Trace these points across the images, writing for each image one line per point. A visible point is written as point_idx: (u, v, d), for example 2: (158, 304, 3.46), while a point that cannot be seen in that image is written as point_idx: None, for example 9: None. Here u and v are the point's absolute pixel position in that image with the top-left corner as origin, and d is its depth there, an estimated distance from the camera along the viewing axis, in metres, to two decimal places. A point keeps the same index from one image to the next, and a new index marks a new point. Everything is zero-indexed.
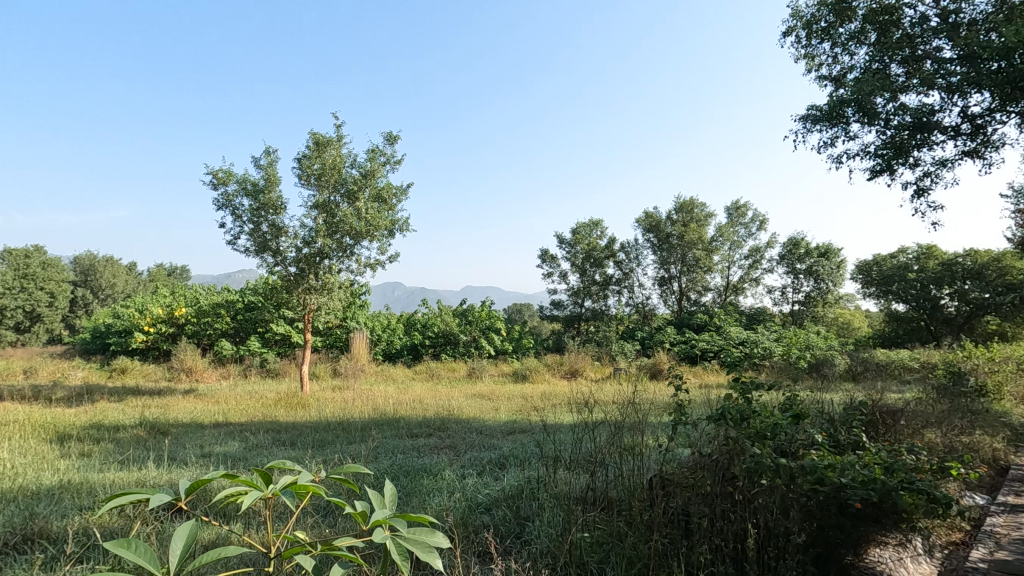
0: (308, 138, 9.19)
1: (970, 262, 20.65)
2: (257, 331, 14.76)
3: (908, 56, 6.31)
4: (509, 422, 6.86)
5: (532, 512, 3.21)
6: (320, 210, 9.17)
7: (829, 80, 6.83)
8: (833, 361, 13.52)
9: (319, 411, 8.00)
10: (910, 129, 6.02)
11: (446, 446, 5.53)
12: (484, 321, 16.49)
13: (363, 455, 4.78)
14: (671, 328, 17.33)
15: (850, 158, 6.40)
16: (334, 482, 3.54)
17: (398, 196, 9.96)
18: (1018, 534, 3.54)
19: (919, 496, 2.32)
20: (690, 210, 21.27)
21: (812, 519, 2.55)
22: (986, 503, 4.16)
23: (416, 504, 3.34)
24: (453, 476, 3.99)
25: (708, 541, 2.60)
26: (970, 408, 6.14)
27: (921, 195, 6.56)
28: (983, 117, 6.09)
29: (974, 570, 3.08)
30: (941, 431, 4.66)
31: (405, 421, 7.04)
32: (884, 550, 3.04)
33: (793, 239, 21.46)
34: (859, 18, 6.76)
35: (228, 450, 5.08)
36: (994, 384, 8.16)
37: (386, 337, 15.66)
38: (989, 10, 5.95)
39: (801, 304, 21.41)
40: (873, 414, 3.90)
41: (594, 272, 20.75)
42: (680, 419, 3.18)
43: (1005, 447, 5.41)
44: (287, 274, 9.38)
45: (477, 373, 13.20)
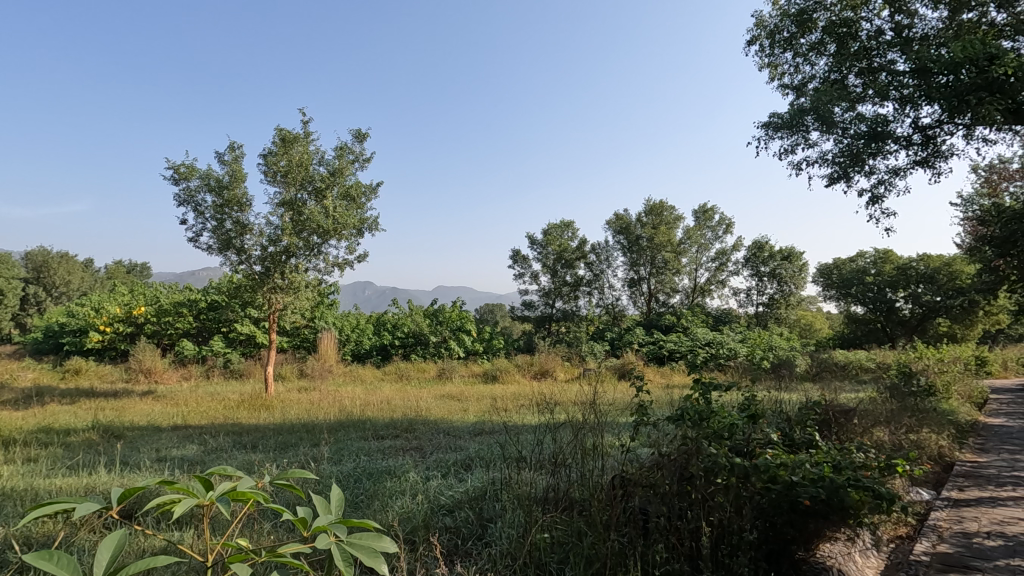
0: (275, 134, 9.00)
1: (922, 266, 21.57)
2: (221, 331, 14.37)
3: (864, 68, 6.55)
4: (477, 422, 6.86)
5: (494, 512, 3.21)
6: (286, 208, 8.99)
7: (790, 88, 7.02)
8: (793, 363, 13.97)
9: (283, 412, 7.84)
10: (865, 138, 6.25)
11: (413, 447, 5.51)
12: (455, 322, 16.49)
13: (326, 458, 4.71)
14: (640, 329, 17.61)
15: (810, 165, 6.58)
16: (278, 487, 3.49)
17: (367, 194, 9.87)
18: (959, 528, 3.72)
19: (866, 493, 2.41)
20: (660, 212, 21.64)
21: (764, 516, 2.63)
22: (931, 498, 4.36)
23: (377, 507, 3.31)
24: (417, 478, 3.97)
25: (663, 539, 2.64)
26: (918, 406, 6.41)
27: (876, 202, 6.80)
28: (933, 128, 6.36)
29: (916, 562, 3.22)
30: (890, 429, 4.85)
31: (372, 422, 6.99)
32: (834, 545, 3.15)
33: (758, 242, 22.04)
34: (820, 30, 6.98)
35: (185, 454, 4.94)
36: (942, 384, 8.55)
37: (355, 337, 15.44)
38: (940, 26, 6.23)
39: (765, 306, 22.00)
40: (826, 414, 4.03)
41: (565, 272, 20.92)
42: (641, 419, 3.23)
43: (950, 444, 5.67)
44: (252, 273, 9.17)
45: (447, 373, 13.14)
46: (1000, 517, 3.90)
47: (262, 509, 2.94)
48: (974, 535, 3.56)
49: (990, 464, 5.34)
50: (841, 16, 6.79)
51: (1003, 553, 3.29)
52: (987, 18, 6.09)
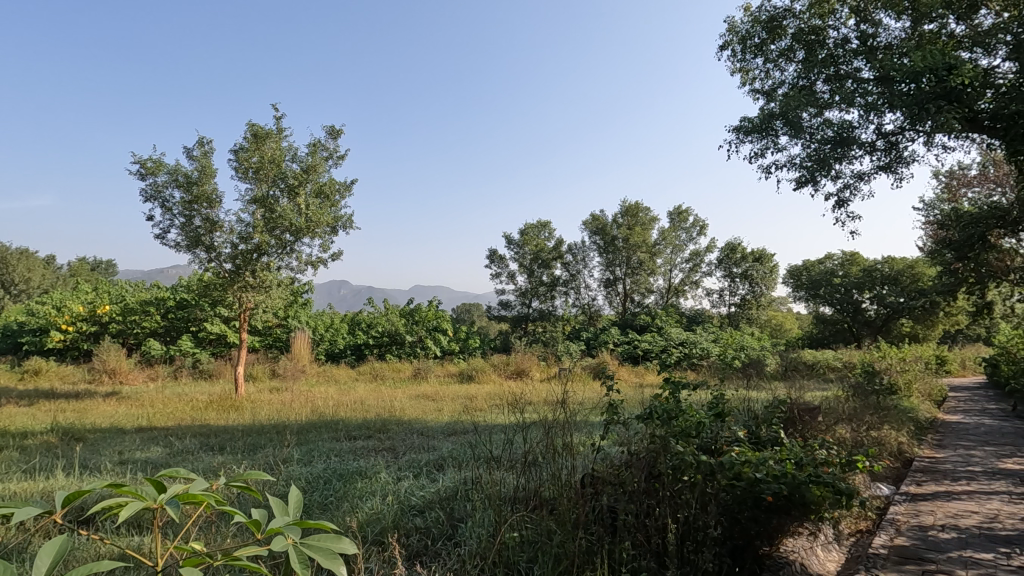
0: (247, 130, 8.84)
1: (887, 268, 22.15)
2: (190, 330, 14.01)
3: (831, 75, 6.73)
4: (450, 422, 6.84)
5: (464, 512, 3.20)
6: (258, 205, 8.82)
7: (761, 93, 7.16)
8: (763, 363, 14.26)
9: (254, 413, 7.71)
10: (832, 143, 6.41)
11: (386, 448, 5.47)
12: (431, 322, 16.41)
13: (295, 460, 4.63)
14: (616, 329, 17.78)
15: (778, 169, 6.73)
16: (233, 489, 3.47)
17: (342, 192, 9.75)
18: (916, 521, 3.85)
19: (826, 488, 2.51)
20: (636, 213, 21.87)
21: (728, 513, 2.69)
22: (890, 493, 4.50)
23: (346, 508, 3.27)
24: (388, 478, 3.95)
25: (631, 537, 2.66)
26: (881, 405, 6.61)
27: (842, 206, 6.98)
28: (896, 135, 6.57)
29: (874, 555, 3.31)
30: (852, 426, 5.00)
31: (345, 423, 6.92)
32: (796, 540, 3.23)
33: (730, 244, 22.45)
34: (789, 37, 7.14)
35: (149, 457, 4.81)
36: (903, 382, 8.83)
37: (329, 337, 15.24)
38: (902, 36, 6.43)
39: (737, 306, 22.45)
40: (791, 411, 4.14)
41: (541, 272, 20.99)
42: (611, 418, 3.25)
43: (909, 441, 5.86)
44: (222, 271, 8.98)
45: (423, 373, 13.06)
46: (955, 510, 4.05)
47: (221, 514, 2.91)
48: (930, 528, 3.69)
49: (946, 459, 5.55)
50: (810, 24, 6.97)
51: (955, 544, 3.42)
52: (947, 30, 6.31)
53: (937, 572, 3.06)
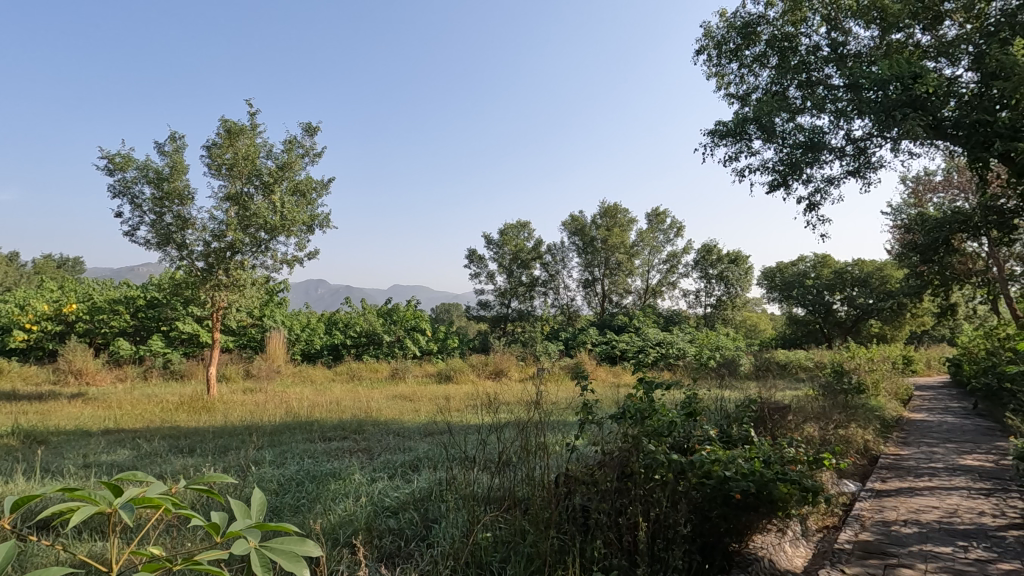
0: (220, 125, 8.66)
1: (857, 270, 22.67)
2: (160, 330, 13.66)
3: (803, 81, 6.89)
4: (427, 422, 6.83)
5: (438, 513, 3.19)
6: (231, 202, 8.66)
7: (735, 98, 7.29)
8: (737, 363, 14.52)
9: (226, 414, 7.57)
10: (803, 148, 6.56)
11: (361, 449, 5.41)
12: (409, 322, 16.32)
13: (267, 462, 4.56)
14: (594, 329, 17.93)
15: (752, 172, 6.86)
16: (192, 492, 3.44)
17: (318, 189, 9.63)
18: (879, 516, 3.96)
19: (792, 486, 2.59)
20: (614, 215, 22.02)
21: (698, 511, 2.75)
22: (857, 490, 4.63)
23: (318, 510, 3.22)
24: (362, 480, 3.90)
25: (604, 535, 2.67)
26: (849, 404, 6.78)
27: (813, 209, 7.15)
28: (864, 141, 6.75)
29: (840, 550, 3.40)
30: (821, 424, 5.12)
31: (319, 424, 6.82)
32: (764, 536, 3.31)
33: (706, 245, 22.77)
34: (763, 43, 7.28)
35: (115, 460, 4.70)
36: (871, 381, 9.08)
37: (305, 337, 15.03)
38: (871, 44, 6.60)
39: (713, 307, 22.79)
40: (761, 410, 4.22)
41: (520, 273, 21.01)
42: (586, 417, 3.27)
43: (875, 438, 6.03)
44: (194, 270, 8.78)
45: (400, 373, 12.98)
46: (916, 505, 4.18)
47: (184, 520, 2.84)
48: (892, 523, 3.80)
49: (910, 456, 5.73)
50: (783, 31, 7.12)
51: (916, 538, 3.53)
52: (913, 39, 6.50)
53: (898, 565, 3.16)
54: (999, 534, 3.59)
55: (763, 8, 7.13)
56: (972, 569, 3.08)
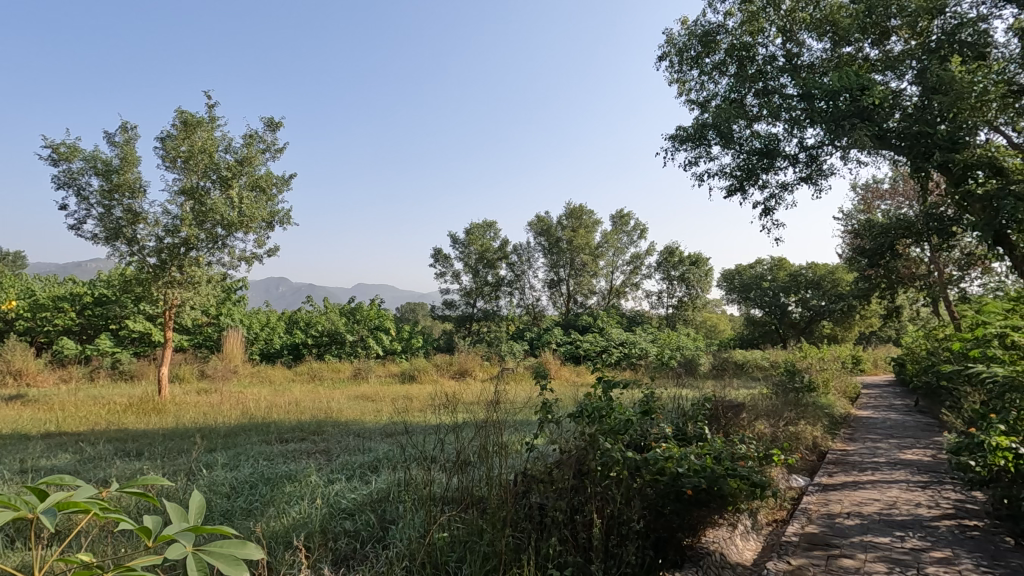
0: (176, 117, 8.37)
1: (810, 273, 23.55)
2: (109, 328, 13.10)
3: (760, 90, 7.11)
4: (388, 423, 6.75)
5: (396, 514, 3.15)
6: (186, 196, 8.36)
7: (696, 104, 7.47)
8: (697, 363, 14.89)
9: (177, 416, 7.29)
10: (758, 155, 6.80)
11: (319, 450, 5.30)
12: (373, 321, 16.11)
13: (219, 465, 4.42)
14: (559, 329, 18.08)
15: (711, 177, 7.05)
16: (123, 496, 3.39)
17: (279, 185, 9.41)
18: (825, 510, 4.13)
19: (741, 481, 2.71)
20: (580, 216, 22.22)
21: (652, 507, 2.82)
22: (805, 484, 4.82)
23: (271, 513, 3.15)
24: (319, 481, 3.83)
25: (560, 533, 2.68)
26: (800, 402, 7.04)
27: (768, 214, 7.39)
28: (816, 149, 7.02)
29: (787, 543, 3.52)
30: (772, 422, 5.30)
31: (277, 425, 6.67)
32: (717, 531, 3.40)
33: (669, 247, 23.28)
34: (722, 51, 7.48)
35: (56, 464, 4.47)
36: (822, 380, 9.45)
37: (264, 336, 14.66)
38: (824, 56, 6.88)
39: (675, 307, 23.32)
40: (716, 409, 4.33)
41: (486, 272, 20.98)
42: (544, 416, 3.28)
43: (824, 435, 6.29)
44: (146, 266, 8.42)
45: (363, 373, 12.80)
46: (860, 498, 4.38)
47: (119, 529, 2.73)
48: (837, 516, 3.97)
49: (855, 452, 5.99)
50: (741, 40, 7.32)
51: (858, 530, 3.70)
52: (863, 53, 6.80)
53: (841, 556, 3.30)
54: (933, 523, 3.79)
55: (723, 18, 7.33)
56: (908, 557, 3.24)
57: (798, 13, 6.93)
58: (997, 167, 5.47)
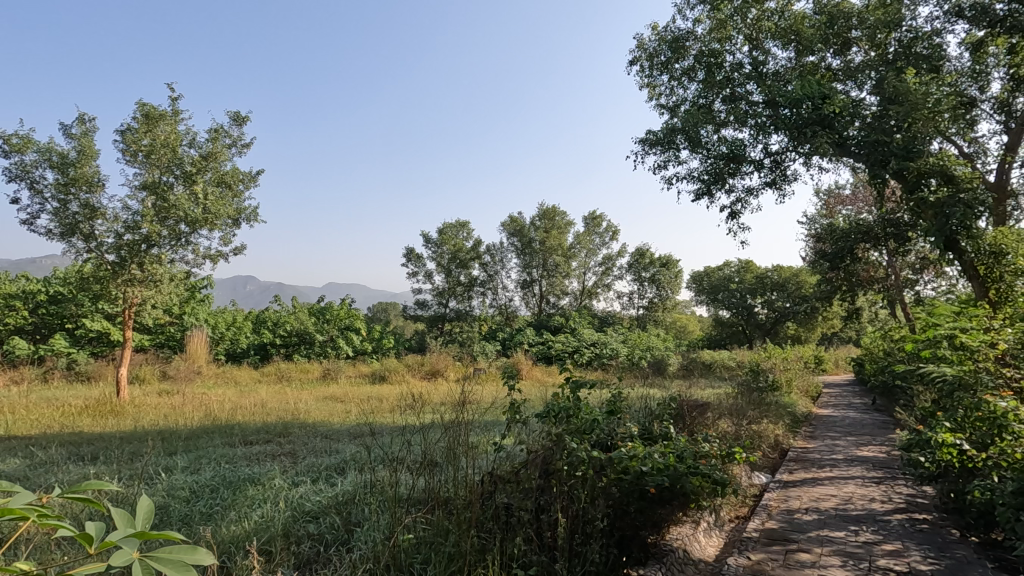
0: (137, 110, 8.10)
1: (776, 275, 24.19)
2: (65, 328, 12.59)
3: (727, 96, 7.27)
4: (357, 425, 6.65)
5: (361, 517, 3.12)
6: (148, 191, 8.10)
7: (665, 109, 7.60)
8: (666, 363, 15.14)
9: (136, 419, 7.06)
10: (725, 159, 6.95)
11: (284, 452, 5.20)
12: (343, 321, 15.89)
13: (179, 468, 4.30)
14: (531, 330, 18.15)
15: (680, 180, 7.17)
16: (63, 503, 3.29)
17: (246, 181, 9.21)
18: (785, 505, 4.25)
19: (704, 479, 2.77)
20: (553, 217, 22.33)
21: (617, 506, 2.86)
22: (767, 481, 4.95)
23: (232, 517, 3.08)
24: (282, 484, 3.75)
25: (525, 533, 2.69)
26: (764, 402, 7.23)
27: (734, 218, 7.55)
28: (781, 155, 7.21)
29: (747, 539, 3.62)
30: (735, 421, 5.44)
31: (242, 427, 6.51)
32: (680, 528, 3.47)
33: (640, 249, 23.61)
34: (691, 57, 7.62)
35: (2, 470, 4.28)
36: (785, 380, 9.71)
37: (229, 336, 14.32)
38: (789, 64, 7.06)
39: (645, 308, 23.67)
40: (680, 408, 4.41)
41: (458, 272, 20.90)
42: (512, 417, 3.28)
43: (786, 433, 6.46)
44: (104, 263, 8.12)
45: (332, 374, 12.62)
46: (818, 494, 4.52)
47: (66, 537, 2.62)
48: (796, 511, 4.09)
49: (815, 449, 6.18)
50: (709, 47, 7.45)
51: (815, 525, 3.82)
52: (826, 62, 7.00)
53: (798, 550, 3.40)
54: (886, 518, 3.93)
55: (692, 25, 7.48)
56: (861, 550, 3.36)
57: (764, 22, 7.10)
58: (948, 176, 5.73)
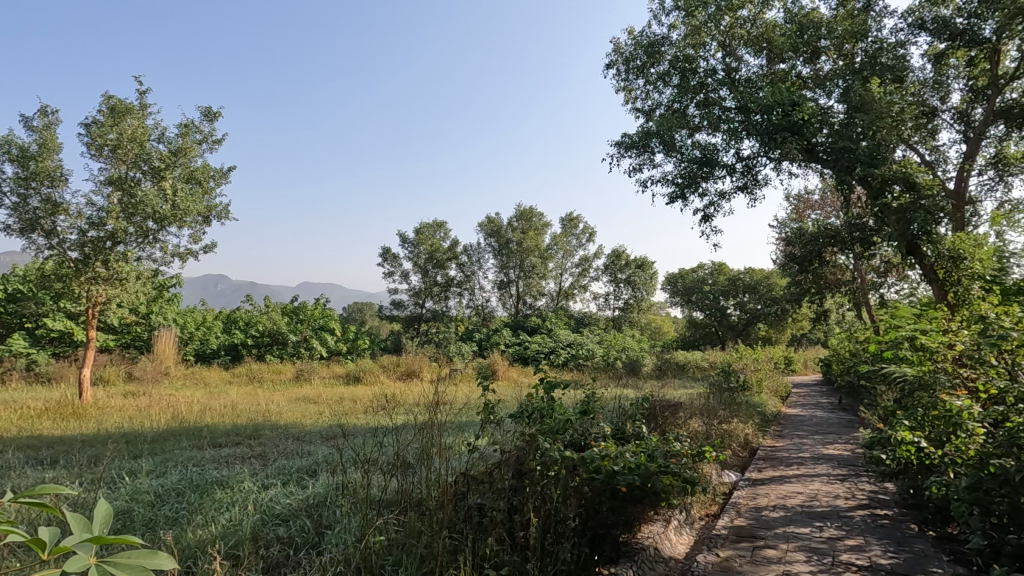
0: (103, 102, 7.87)
1: (748, 277, 24.72)
2: (24, 327, 12.13)
3: (701, 101, 7.40)
4: (330, 426, 6.56)
5: (333, 519, 3.08)
6: (114, 187, 7.86)
7: (641, 113, 7.70)
8: (640, 364, 15.32)
9: (100, 421, 6.84)
10: (698, 163, 7.08)
11: (255, 455, 5.10)
12: (317, 321, 15.66)
13: (144, 472, 4.19)
14: (508, 331, 18.17)
15: (655, 183, 7.27)
16: (17, 510, 3.16)
17: (217, 178, 9.02)
18: (754, 503, 4.35)
19: (674, 478, 2.82)
20: (530, 218, 22.41)
21: (589, 505, 2.89)
22: (736, 479, 5.05)
23: (198, 521, 3.01)
24: (252, 487, 3.69)
25: (498, 533, 2.70)
26: (735, 401, 7.37)
27: (707, 221, 7.69)
28: (752, 160, 7.37)
29: (717, 536, 3.69)
30: (707, 420, 5.53)
31: (211, 429, 6.37)
32: (651, 527, 3.52)
33: (616, 250, 23.85)
34: (666, 62, 7.73)
35: None
36: (755, 380, 9.92)
37: (199, 336, 14.00)
38: (760, 71, 7.22)
39: (621, 309, 23.92)
40: (652, 408, 4.47)
41: (435, 272, 20.79)
42: (486, 417, 3.28)
43: (755, 432, 6.60)
44: (67, 260, 7.85)
45: (306, 374, 12.43)
46: (785, 492, 4.63)
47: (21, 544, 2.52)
48: (763, 509, 4.19)
49: (783, 448, 6.32)
50: (684, 52, 7.56)
51: (782, 522, 3.91)
52: (796, 70, 7.18)
53: (765, 546, 3.48)
54: (849, 514, 4.05)
55: (668, 30, 7.59)
56: (825, 546, 3.46)
57: (737, 29, 7.25)
58: (911, 182, 5.94)
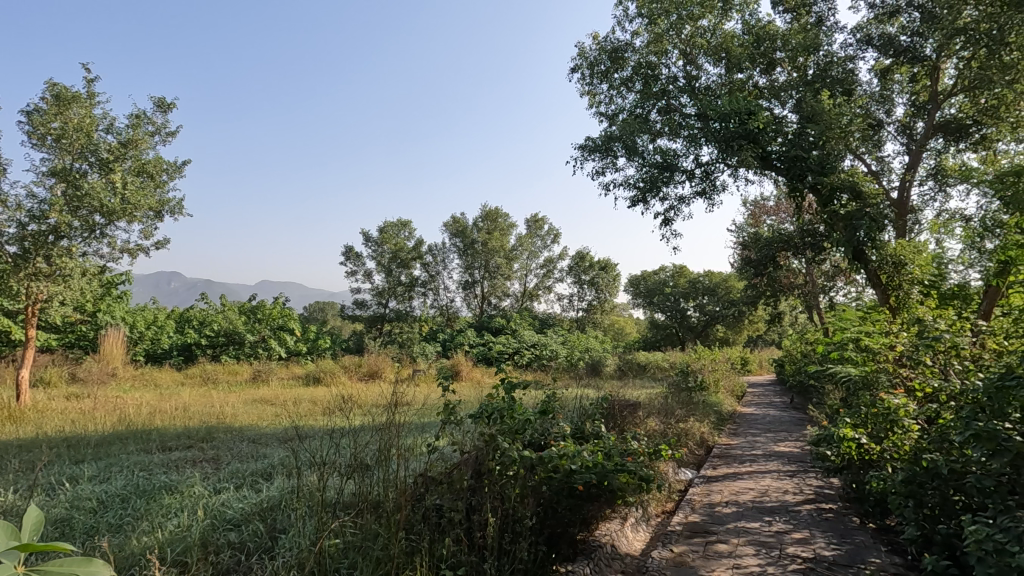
0: (46, 89, 7.47)
1: (707, 280, 25.39)
2: None
3: (663, 107, 7.58)
4: (287, 428, 6.41)
5: (287, 523, 3.01)
6: (57, 178, 7.46)
7: (604, 117, 7.82)
8: (602, 364, 15.53)
9: (38, 425, 6.50)
10: (659, 168, 7.23)
11: (207, 459, 4.93)
12: (276, 321, 15.25)
13: (85, 478, 4.00)
14: (472, 332, 18.12)
15: (617, 186, 7.40)
16: None
17: (170, 171, 8.69)
18: (707, 499, 4.48)
19: (629, 476, 2.88)
20: (496, 218, 22.41)
21: (547, 504, 2.92)
22: (692, 477, 5.19)
23: (144, 528, 2.90)
24: (202, 492, 3.57)
25: (455, 533, 2.70)
26: (692, 401, 7.56)
27: (667, 224, 7.86)
28: (710, 166, 7.58)
29: (671, 532, 3.78)
30: (664, 419, 5.67)
31: (161, 433, 6.13)
32: (608, 525, 3.58)
33: (580, 252, 24.08)
34: (629, 68, 7.87)
35: None
36: (712, 380, 10.20)
37: (150, 335, 13.46)
38: (719, 79, 7.44)
39: (585, 311, 24.21)
40: (611, 408, 4.55)
41: (399, 272, 20.54)
42: (446, 418, 3.27)
43: (710, 430, 6.79)
44: (4, 256, 7.42)
45: (263, 375, 12.10)
46: (737, 488, 4.79)
47: None
48: (716, 505, 4.32)
49: (736, 446, 6.52)
50: (646, 59, 7.72)
51: (734, 517, 4.04)
52: (753, 79, 7.41)
53: (717, 541, 3.59)
54: (796, 508, 4.22)
55: (631, 37, 7.73)
56: (773, 540, 3.59)
57: (697, 38, 7.43)
58: (857, 191, 6.24)
